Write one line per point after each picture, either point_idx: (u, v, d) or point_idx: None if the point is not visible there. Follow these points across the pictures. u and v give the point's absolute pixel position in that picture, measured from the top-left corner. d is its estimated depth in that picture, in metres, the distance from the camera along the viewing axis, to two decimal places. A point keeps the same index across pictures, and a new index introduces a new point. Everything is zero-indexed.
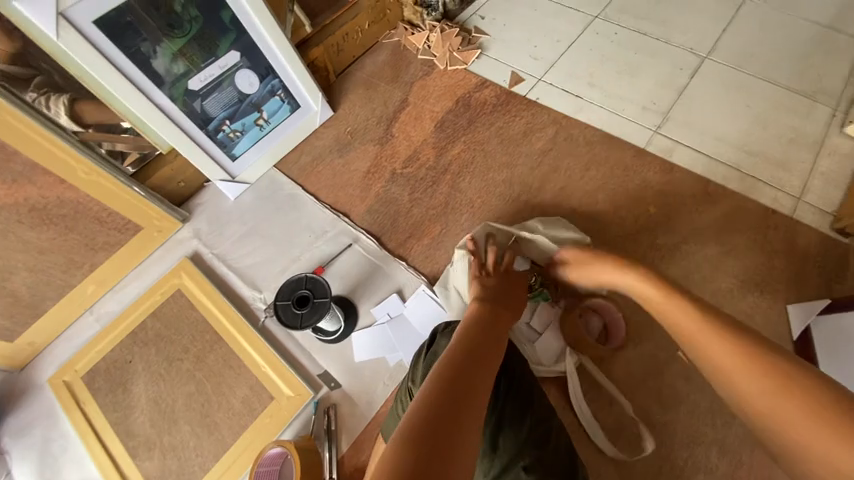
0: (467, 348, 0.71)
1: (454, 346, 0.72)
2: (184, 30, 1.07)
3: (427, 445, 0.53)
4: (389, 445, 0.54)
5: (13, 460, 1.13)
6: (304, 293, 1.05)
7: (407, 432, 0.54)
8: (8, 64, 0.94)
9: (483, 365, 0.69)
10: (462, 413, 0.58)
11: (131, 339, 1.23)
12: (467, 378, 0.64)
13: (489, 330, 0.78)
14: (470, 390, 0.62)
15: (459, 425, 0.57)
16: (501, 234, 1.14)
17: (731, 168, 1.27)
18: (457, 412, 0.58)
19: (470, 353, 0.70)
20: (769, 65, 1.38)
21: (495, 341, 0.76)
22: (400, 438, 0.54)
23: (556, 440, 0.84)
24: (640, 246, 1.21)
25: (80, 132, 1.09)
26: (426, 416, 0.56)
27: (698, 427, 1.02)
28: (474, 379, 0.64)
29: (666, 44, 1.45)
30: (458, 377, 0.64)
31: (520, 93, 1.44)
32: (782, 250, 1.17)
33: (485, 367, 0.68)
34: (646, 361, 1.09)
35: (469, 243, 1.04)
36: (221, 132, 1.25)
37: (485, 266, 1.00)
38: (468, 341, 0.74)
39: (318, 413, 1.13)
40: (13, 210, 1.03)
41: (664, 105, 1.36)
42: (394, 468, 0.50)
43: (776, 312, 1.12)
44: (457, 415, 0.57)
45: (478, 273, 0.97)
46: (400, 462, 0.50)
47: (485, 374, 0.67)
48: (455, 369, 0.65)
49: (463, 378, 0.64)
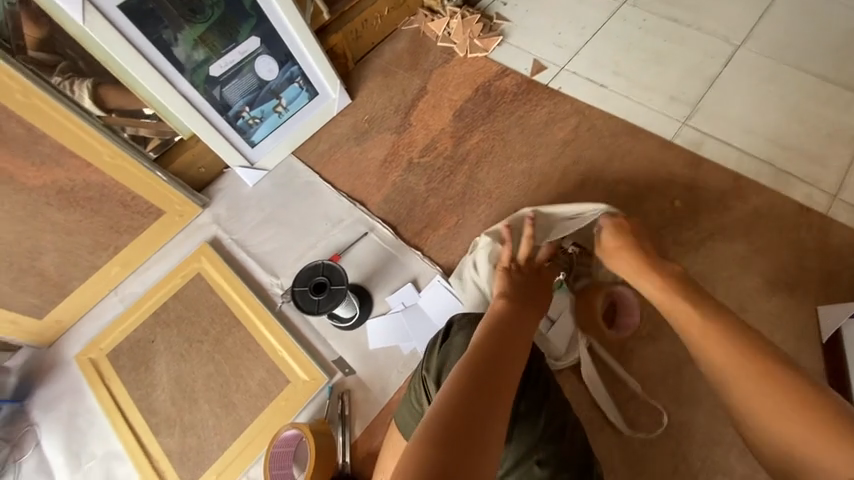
0: (492, 346, 0.72)
1: (476, 346, 0.72)
2: (205, 16, 1.08)
3: (454, 440, 0.54)
4: (415, 438, 0.55)
5: (43, 431, 1.19)
6: (321, 280, 1.06)
7: (432, 434, 0.54)
8: (36, 50, 0.98)
9: (508, 363, 0.69)
10: (488, 410, 0.59)
11: (153, 320, 1.26)
12: (492, 380, 0.64)
13: (513, 331, 0.78)
14: (495, 393, 0.62)
15: (485, 429, 0.57)
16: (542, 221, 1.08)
17: (761, 162, 1.22)
18: (482, 415, 0.58)
19: (495, 354, 0.70)
20: (806, 54, 1.31)
21: (519, 341, 0.76)
22: (428, 431, 0.55)
23: (571, 435, 0.84)
24: (663, 242, 1.18)
25: (103, 117, 1.11)
26: (453, 411, 0.57)
27: (716, 428, 1.00)
28: (499, 381, 0.65)
29: (696, 31, 1.39)
30: (482, 379, 0.64)
31: (542, 82, 1.40)
32: (813, 249, 1.13)
33: (510, 368, 0.68)
34: (665, 359, 1.07)
35: (504, 230, 1.02)
36: (241, 119, 1.26)
37: (516, 258, 0.97)
38: (492, 340, 0.74)
39: (332, 398, 1.14)
40: (41, 192, 1.07)
41: (693, 96, 1.31)
42: (422, 462, 0.51)
43: (803, 313, 1.09)
44: (482, 420, 0.58)
45: (508, 265, 0.95)
46: (429, 456, 0.52)
47: (510, 376, 0.67)
48: (480, 371, 0.65)
49: (488, 380, 0.64)
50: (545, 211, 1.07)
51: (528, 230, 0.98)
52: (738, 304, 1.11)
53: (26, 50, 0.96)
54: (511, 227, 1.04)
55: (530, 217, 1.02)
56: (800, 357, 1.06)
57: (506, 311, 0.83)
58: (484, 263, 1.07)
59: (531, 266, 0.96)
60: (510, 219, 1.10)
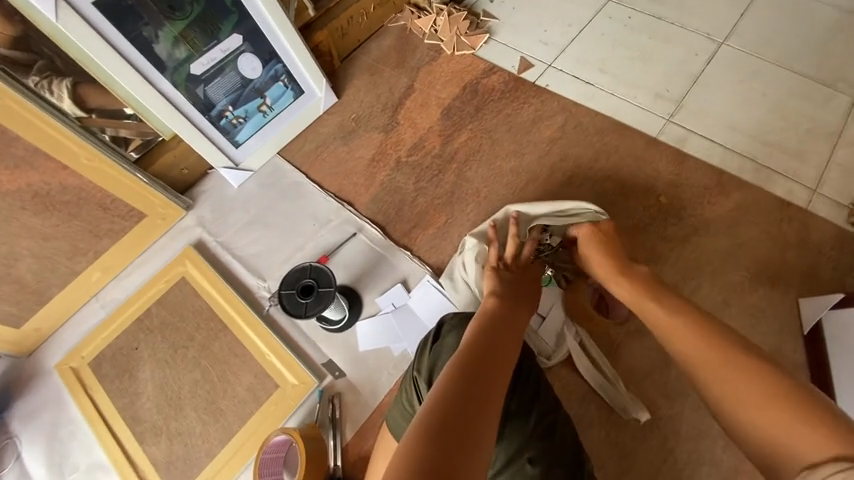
0: (484, 344, 0.72)
1: (464, 347, 0.71)
2: (186, 13, 1.05)
3: (448, 437, 0.54)
4: (409, 437, 0.55)
5: (23, 443, 1.15)
6: (309, 283, 1.05)
7: (422, 441, 0.53)
8: (9, 48, 0.93)
9: (500, 360, 0.69)
10: (482, 407, 0.59)
11: (137, 326, 1.23)
12: (482, 381, 0.63)
13: (502, 330, 0.78)
14: (485, 394, 0.61)
15: (476, 431, 0.56)
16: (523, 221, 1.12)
17: (745, 158, 1.24)
18: (473, 418, 0.57)
19: (484, 355, 0.69)
20: (787, 51, 1.33)
21: (508, 340, 0.76)
22: (421, 429, 0.55)
23: (561, 433, 0.84)
24: (650, 239, 1.19)
25: (83, 117, 1.08)
26: (447, 409, 0.57)
27: (703, 422, 1.02)
28: (490, 382, 0.64)
29: (681, 29, 1.40)
30: (472, 380, 0.63)
31: (529, 80, 1.40)
32: (795, 243, 1.15)
33: (500, 367, 0.68)
34: (653, 355, 1.08)
35: (490, 230, 1.02)
36: (225, 118, 1.23)
37: (503, 257, 0.97)
38: (480, 340, 0.73)
39: (322, 402, 1.13)
40: (16, 196, 1.03)
41: (678, 93, 1.32)
42: (417, 461, 0.51)
43: (786, 306, 1.11)
44: (473, 422, 0.57)
45: (496, 265, 0.95)
46: (423, 454, 0.51)
47: (500, 376, 0.66)
48: (469, 372, 0.64)
49: (478, 381, 0.63)
50: (523, 208, 1.12)
51: (513, 229, 0.99)
52: (724, 298, 1.12)
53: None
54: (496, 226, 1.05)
55: (513, 216, 1.05)
56: (783, 349, 1.08)
57: (493, 310, 0.83)
58: (471, 263, 1.09)
59: (519, 264, 0.96)
60: (494, 218, 1.14)
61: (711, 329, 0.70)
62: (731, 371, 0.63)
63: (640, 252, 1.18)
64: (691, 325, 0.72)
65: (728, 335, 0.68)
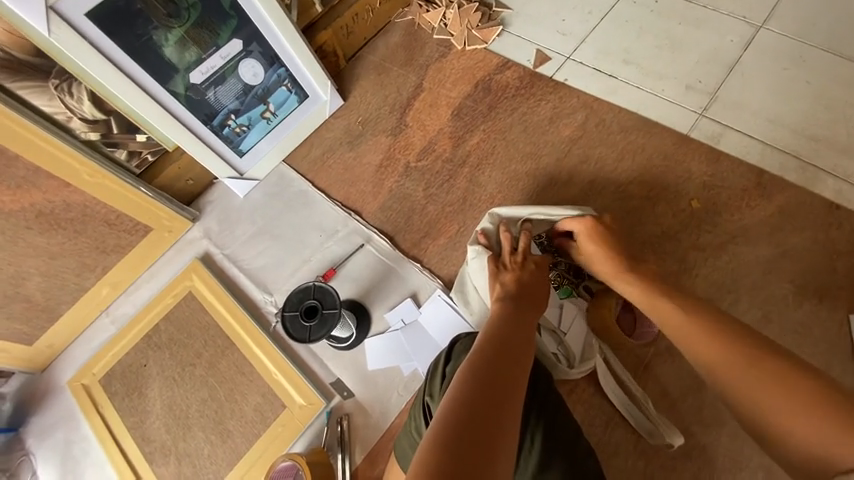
0: (495, 352, 0.72)
1: (472, 364, 0.70)
2: (183, 19, 0.99)
3: (459, 451, 0.54)
4: (422, 451, 0.55)
5: (38, 460, 1.17)
6: (312, 303, 1.00)
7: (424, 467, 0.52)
8: (29, 55, 0.91)
9: (511, 367, 0.70)
10: (495, 420, 0.59)
11: (146, 342, 1.22)
12: (492, 401, 0.62)
13: (515, 338, 0.77)
14: (496, 416, 0.60)
15: (491, 445, 0.56)
16: (511, 222, 1.03)
17: (788, 156, 1.12)
18: (487, 432, 0.57)
19: (494, 373, 0.67)
20: (837, 33, 1.19)
21: (522, 347, 0.76)
22: (432, 442, 0.55)
23: (583, 460, 0.77)
24: (680, 248, 1.09)
25: (101, 119, 1.05)
26: (458, 420, 0.58)
27: (741, 451, 0.94)
28: (501, 402, 0.62)
29: (714, 12, 1.27)
30: (481, 400, 0.61)
31: (546, 75, 1.30)
32: (846, 251, 1.03)
33: (513, 375, 0.68)
34: (685, 377, 1.00)
35: (481, 237, 1.00)
36: (227, 127, 1.19)
37: (500, 258, 0.97)
38: (491, 355, 0.71)
39: (330, 423, 1.10)
40: (20, 216, 1.00)
41: (711, 84, 1.21)
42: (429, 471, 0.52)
43: (836, 323, 1.00)
44: (482, 443, 0.55)
45: (495, 267, 0.94)
46: (438, 464, 0.52)
47: (512, 398, 0.64)
48: (478, 392, 0.63)
49: (487, 402, 0.61)
50: (509, 211, 1.02)
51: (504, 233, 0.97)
52: (765, 314, 1.03)
53: (16, 55, 0.89)
54: (487, 235, 1.01)
55: (502, 225, 1.00)
56: (833, 372, 0.97)
57: (504, 325, 0.80)
58: (478, 275, 1.00)
59: (518, 259, 0.94)
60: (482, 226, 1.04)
61: (764, 350, 0.68)
62: (775, 385, 0.63)
63: (669, 263, 1.08)
64: (732, 344, 0.70)
65: (777, 354, 0.67)
